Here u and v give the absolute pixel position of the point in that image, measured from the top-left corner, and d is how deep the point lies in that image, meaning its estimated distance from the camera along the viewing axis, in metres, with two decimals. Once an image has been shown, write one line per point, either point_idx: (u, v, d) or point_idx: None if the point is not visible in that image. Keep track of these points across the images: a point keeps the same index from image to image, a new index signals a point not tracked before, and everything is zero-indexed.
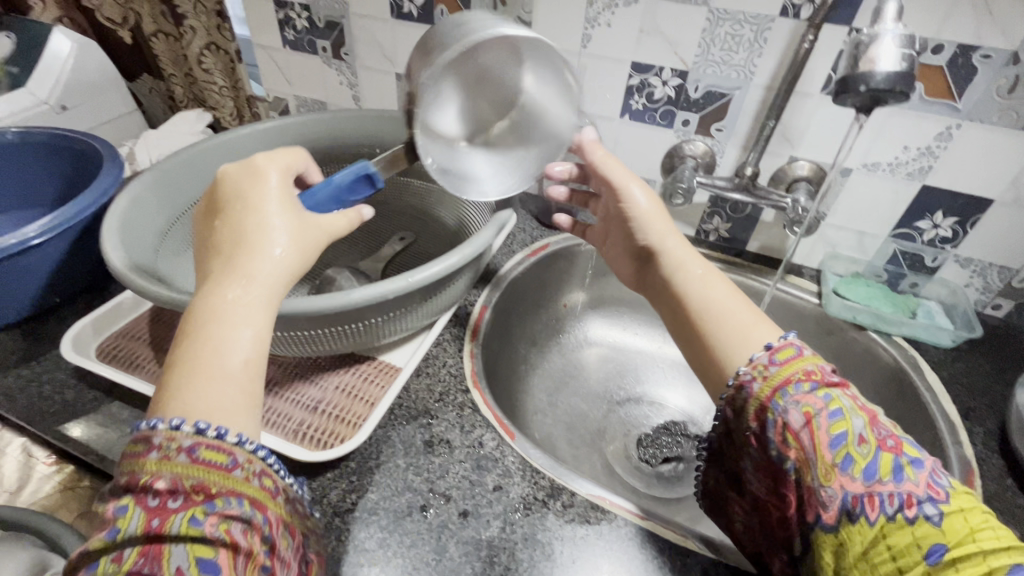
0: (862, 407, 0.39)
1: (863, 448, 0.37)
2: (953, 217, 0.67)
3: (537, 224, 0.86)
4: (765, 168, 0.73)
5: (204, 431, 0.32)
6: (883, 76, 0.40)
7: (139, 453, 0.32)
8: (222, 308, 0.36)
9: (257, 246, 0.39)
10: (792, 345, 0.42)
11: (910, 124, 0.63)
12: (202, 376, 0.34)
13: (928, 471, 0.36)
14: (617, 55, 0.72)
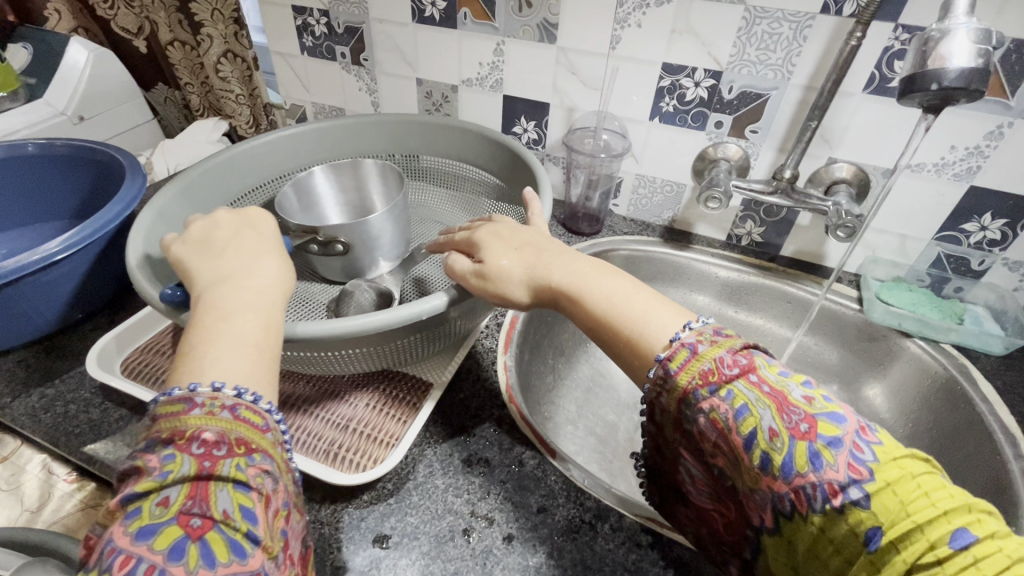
0: (767, 393, 0.35)
1: (773, 441, 0.34)
2: (1002, 219, 0.65)
3: (563, 230, 0.84)
4: (802, 170, 0.70)
5: (242, 395, 0.35)
6: (959, 72, 0.37)
7: (179, 412, 0.33)
8: (242, 297, 0.41)
9: (258, 262, 0.45)
10: (685, 347, 0.39)
11: (958, 123, 0.60)
12: (229, 346, 0.38)
13: (849, 447, 0.32)
14: (647, 56, 0.70)
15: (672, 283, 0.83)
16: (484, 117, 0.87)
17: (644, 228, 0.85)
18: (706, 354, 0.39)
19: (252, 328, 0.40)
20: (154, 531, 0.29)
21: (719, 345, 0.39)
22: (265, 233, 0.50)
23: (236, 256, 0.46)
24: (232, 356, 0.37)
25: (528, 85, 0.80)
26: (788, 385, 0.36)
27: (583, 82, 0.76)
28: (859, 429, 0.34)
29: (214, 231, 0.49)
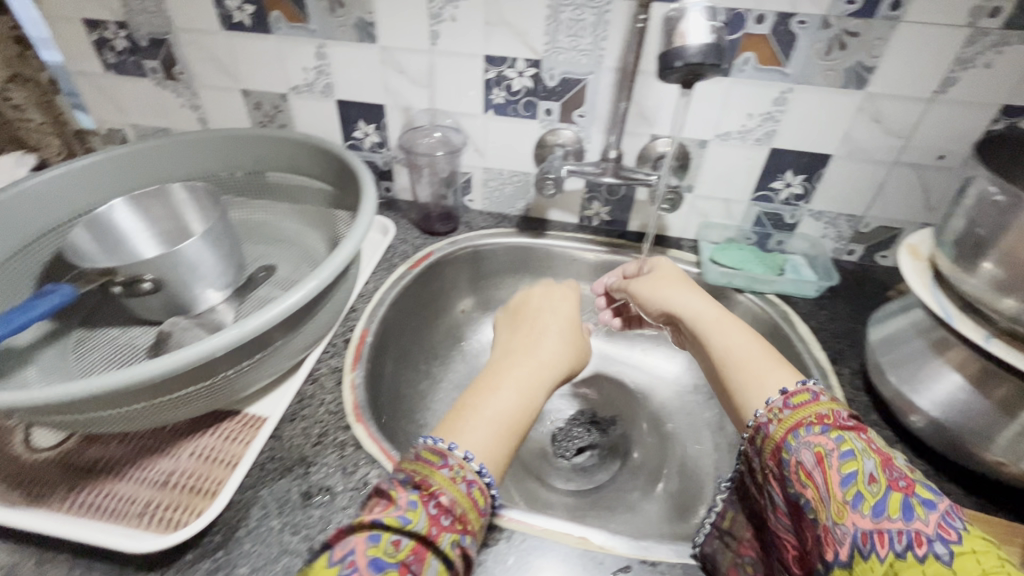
0: (877, 451, 0.38)
1: (871, 485, 0.36)
2: (801, 174, 0.72)
3: (419, 232, 0.82)
4: (630, 148, 0.74)
5: (483, 473, 0.39)
6: (699, 49, 0.39)
7: (434, 463, 0.38)
8: (520, 372, 0.46)
9: (537, 337, 0.51)
10: (808, 391, 0.43)
11: (750, 92, 0.66)
12: (474, 418, 0.42)
13: (942, 512, 0.34)
14: (468, 49, 0.70)
15: (535, 271, 0.84)
16: (321, 125, 0.83)
17: (501, 220, 0.85)
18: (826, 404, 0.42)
19: (506, 400, 0.44)
20: (380, 570, 0.33)
21: (838, 403, 0.42)
22: (555, 310, 0.55)
23: (580, 334, 0.53)
24: (481, 430, 0.41)
25: (358, 88, 0.77)
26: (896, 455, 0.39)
27: (412, 80, 0.74)
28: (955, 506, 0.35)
29: (527, 302, 0.58)
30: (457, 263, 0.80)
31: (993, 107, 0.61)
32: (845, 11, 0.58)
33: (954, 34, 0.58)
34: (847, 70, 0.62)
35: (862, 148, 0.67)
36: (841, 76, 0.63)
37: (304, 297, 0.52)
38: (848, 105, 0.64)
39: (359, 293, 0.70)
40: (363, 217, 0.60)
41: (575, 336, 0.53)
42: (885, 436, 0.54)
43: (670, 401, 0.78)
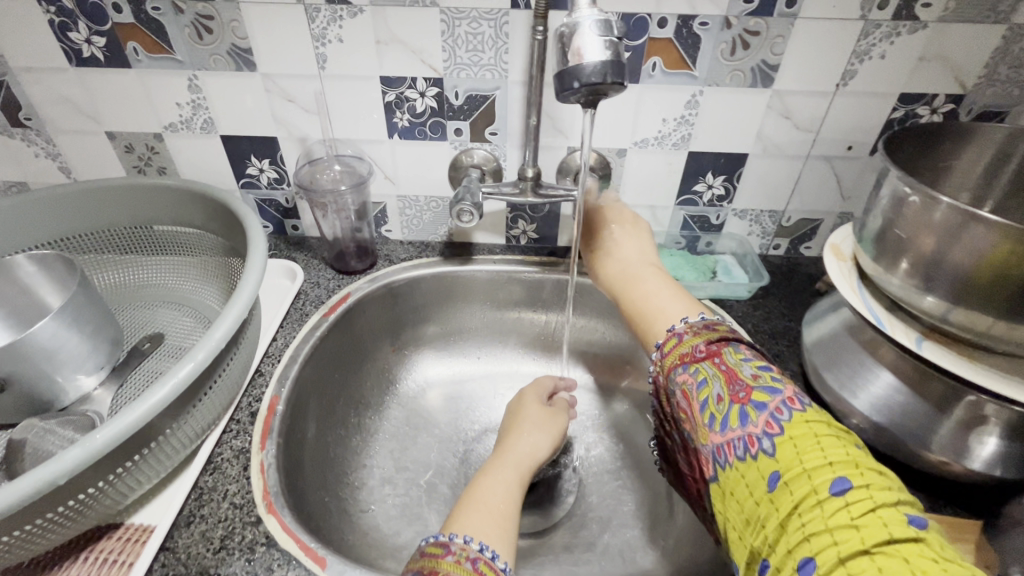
0: (724, 370, 0.44)
1: (718, 405, 0.42)
2: (722, 175, 0.70)
3: (333, 272, 0.74)
4: (548, 163, 0.70)
5: (483, 550, 0.41)
6: (596, 67, 0.36)
7: (438, 555, 0.40)
8: (504, 467, 0.52)
9: (520, 436, 0.57)
10: (676, 335, 0.49)
11: (661, 97, 0.64)
12: (472, 506, 0.47)
13: (771, 410, 0.40)
14: (361, 71, 0.64)
15: (466, 299, 0.78)
16: (208, 164, 0.74)
17: (423, 248, 0.79)
18: (690, 341, 0.48)
19: (498, 489, 0.49)
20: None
21: (702, 334, 0.47)
22: (528, 407, 0.63)
23: (553, 426, 0.60)
24: (476, 514, 0.45)
25: (244, 121, 0.69)
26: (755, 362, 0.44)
27: (304, 108, 0.67)
28: (789, 399, 0.40)
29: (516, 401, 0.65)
30: (379, 302, 0.73)
31: (892, 97, 0.63)
32: (743, 10, 0.57)
33: (848, 27, 0.58)
34: (753, 69, 0.61)
35: (776, 144, 0.67)
36: (748, 75, 0.62)
37: (176, 387, 0.43)
38: (758, 103, 0.64)
39: (266, 352, 0.62)
40: (241, 293, 0.50)
41: (547, 429, 0.59)
42: None
43: (620, 419, 0.75)
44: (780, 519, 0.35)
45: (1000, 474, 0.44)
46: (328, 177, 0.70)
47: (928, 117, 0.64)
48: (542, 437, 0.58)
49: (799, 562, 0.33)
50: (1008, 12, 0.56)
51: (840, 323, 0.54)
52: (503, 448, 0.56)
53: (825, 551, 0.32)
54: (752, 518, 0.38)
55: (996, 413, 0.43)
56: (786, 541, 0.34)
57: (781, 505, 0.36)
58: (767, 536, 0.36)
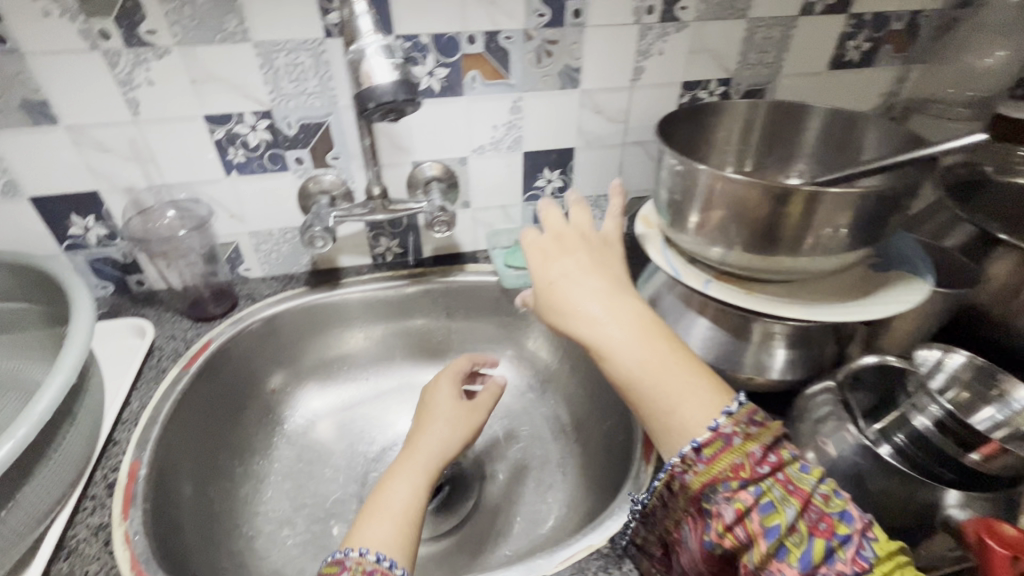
0: (793, 491, 0.36)
1: (795, 537, 0.35)
2: (557, 169, 0.78)
3: (191, 321, 0.71)
4: (396, 179, 0.73)
5: (381, 559, 0.42)
6: (389, 87, 0.40)
7: (336, 573, 0.41)
8: (410, 466, 0.53)
9: (427, 431, 0.58)
10: (720, 436, 0.38)
11: (487, 106, 0.70)
12: (374, 512, 0.48)
13: (855, 544, 0.34)
14: (181, 112, 0.62)
15: (342, 324, 0.78)
16: (18, 231, 0.66)
17: (288, 281, 0.78)
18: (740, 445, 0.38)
19: (404, 494, 0.49)
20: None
21: (752, 437, 0.38)
22: (440, 407, 0.60)
23: (471, 415, 0.61)
24: (377, 524, 0.46)
25: (54, 178, 0.63)
26: (809, 478, 0.37)
27: (123, 157, 0.64)
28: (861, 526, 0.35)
29: (429, 398, 0.63)
30: (247, 343, 0.71)
31: (677, 85, 0.74)
32: (540, 23, 0.65)
33: (628, 30, 0.68)
34: (560, 73, 0.69)
35: (596, 136, 0.76)
36: (557, 79, 0.69)
37: None
38: (572, 102, 0.72)
39: (119, 419, 0.57)
40: (69, 357, 0.46)
41: (462, 419, 0.60)
42: None
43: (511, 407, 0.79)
44: None
45: (791, 377, 0.54)
46: (165, 224, 0.67)
47: (709, 99, 0.76)
48: (450, 429, 0.59)
49: None
50: (745, 9, 0.69)
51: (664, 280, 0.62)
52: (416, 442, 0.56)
53: None
54: None
55: (780, 330, 0.53)
56: None
57: None
58: None
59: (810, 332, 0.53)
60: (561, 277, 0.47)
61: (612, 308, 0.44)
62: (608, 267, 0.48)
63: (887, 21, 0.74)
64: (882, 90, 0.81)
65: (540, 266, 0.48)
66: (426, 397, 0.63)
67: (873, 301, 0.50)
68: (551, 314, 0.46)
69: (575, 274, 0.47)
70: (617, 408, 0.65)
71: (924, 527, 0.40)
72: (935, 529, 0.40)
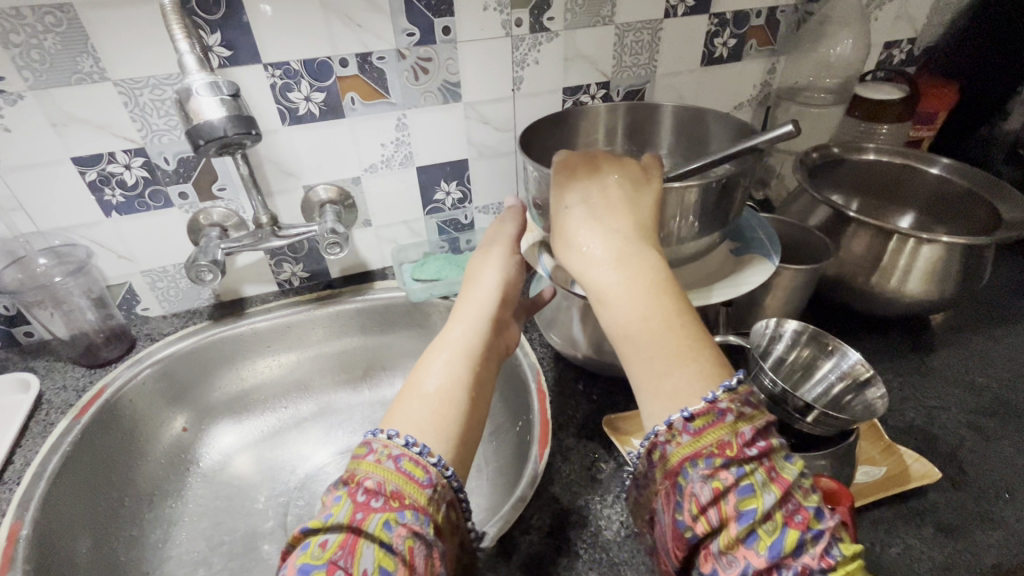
0: (776, 480, 0.35)
1: (768, 524, 0.33)
2: (454, 181, 0.80)
3: (85, 369, 0.68)
4: (289, 205, 0.73)
5: (409, 444, 0.40)
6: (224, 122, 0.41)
7: (362, 455, 0.40)
8: (449, 339, 0.50)
9: (476, 298, 0.53)
10: (714, 411, 0.36)
11: (372, 126, 0.70)
12: (407, 394, 0.45)
13: (825, 540, 0.33)
14: (45, 157, 0.60)
15: (253, 354, 0.77)
16: None
17: (190, 317, 0.76)
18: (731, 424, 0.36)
19: (439, 374, 0.46)
20: (310, 571, 0.33)
21: (746, 419, 0.36)
22: (487, 284, 0.54)
23: (505, 265, 0.56)
24: (412, 406, 0.44)
25: None
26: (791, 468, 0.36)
27: None
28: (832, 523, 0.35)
29: (474, 269, 0.57)
30: (147, 384, 0.69)
31: (558, 91, 0.76)
32: (411, 42, 0.66)
33: (500, 44, 0.70)
34: (440, 89, 0.71)
35: (487, 146, 0.78)
36: (438, 95, 0.71)
37: None
38: (457, 116, 0.74)
39: (1, 480, 0.55)
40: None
41: (506, 276, 0.56)
42: (569, 378, 0.63)
43: None
44: None
45: None
46: (43, 272, 0.65)
47: (592, 102, 0.79)
48: (495, 289, 0.54)
49: None
50: (610, 16, 0.73)
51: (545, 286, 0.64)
52: (462, 317, 0.52)
53: None
54: None
55: None
56: None
57: None
58: None
59: None
60: (582, 208, 0.46)
61: (618, 255, 0.42)
62: (636, 206, 0.45)
63: (747, 18, 0.79)
64: (755, 81, 0.86)
65: (559, 195, 0.47)
66: (472, 270, 0.57)
67: (733, 279, 0.54)
68: (563, 247, 0.46)
69: (591, 210, 0.45)
70: (523, 409, 0.67)
71: None
72: None
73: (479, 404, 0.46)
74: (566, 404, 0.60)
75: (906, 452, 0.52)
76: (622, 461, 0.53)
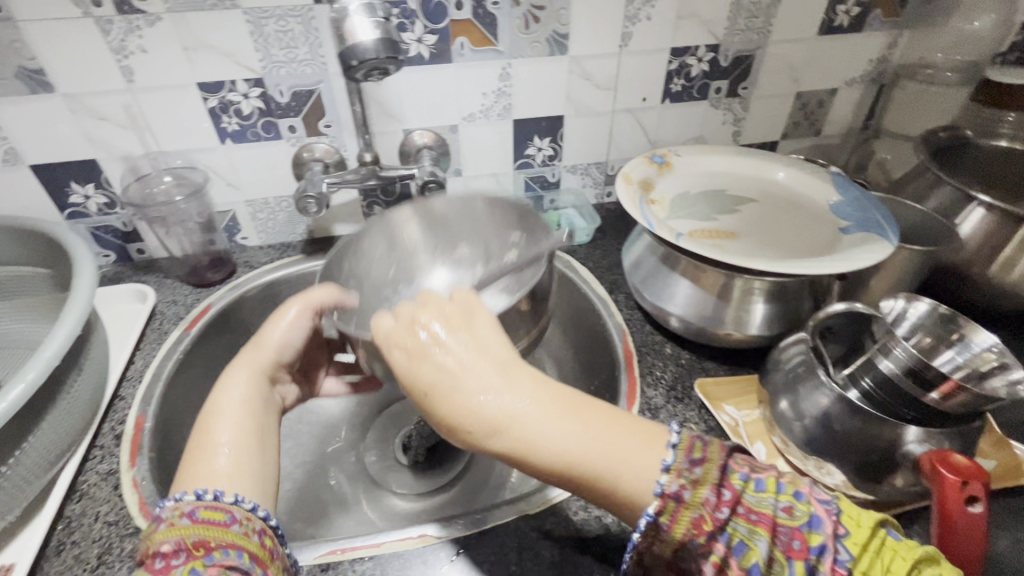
0: (760, 521, 0.33)
1: (774, 568, 0.32)
2: (547, 137, 0.79)
3: (191, 288, 0.73)
4: (388, 147, 0.75)
5: (201, 496, 0.36)
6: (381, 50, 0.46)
7: (150, 532, 0.34)
8: (244, 397, 0.44)
9: (237, 373, 0.45)
10: (663, 502, 0.33)
11: (477, 73, 0.70)
12: (201, 450, 0.39)
13: (834, 553, 0.32)
14: (174, 80, 0.63)
15: None
16: (18, 199, 0.68)
17: (284, 249, 0.80)
18: (691, 498, 0.33)
19: (236, 426, 0.41)
20: None
21: (698, 483, 0.34)
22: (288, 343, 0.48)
23: (295, 326, 0.49)
24: (220, 457, 0.39)
25: (51, 147, 0.65)
26: (763, 495, 0.34)
27: (120, 125, 0.65)
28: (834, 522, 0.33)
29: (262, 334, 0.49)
30: (247, 307, 0.73)
31: (665, 51, 0.74)
32: None
33: None
34: (548, 40, 0.69)
35: (585, 104, 0.76)
36: (545, 46, 0.70)
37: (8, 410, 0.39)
38: (560, 69, 0.72)
39: (124, 376, 0.60)
40: (72, 308, 0.47)
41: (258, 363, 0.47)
42: (657, 341, 0.63)
43: None
44: None
45: (766, 331, 0.56)
46: (162, 191, 0.69)
47: (698, 65, 0.77)
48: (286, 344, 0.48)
49: None
50: None
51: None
52: (231, 383, 0.44)
53: None
54: None
55: (759, 285, 0.55)
56: None
57: None
58: None
59: (787, 287, 0.54)
60: (458, 369, 0.35)
61: (507, 418, 0.34)
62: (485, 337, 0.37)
63: None
64: (872, 56, 0.81)
65: (405, 361, 0.36)
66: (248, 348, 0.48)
67: (841, 255, 0.50)
68: (452, 434, 0.35)
69: (464, 360, 0.36)
70: (601, 369, 0.67)
71: (888, 461, 0.43)
72: (897, 462, 0.43)
73: (270, 453, 0.42)
74: (653, 364, 0.60)
75: (1021, 448, 0.49)
76: (713, 424, 0.53)
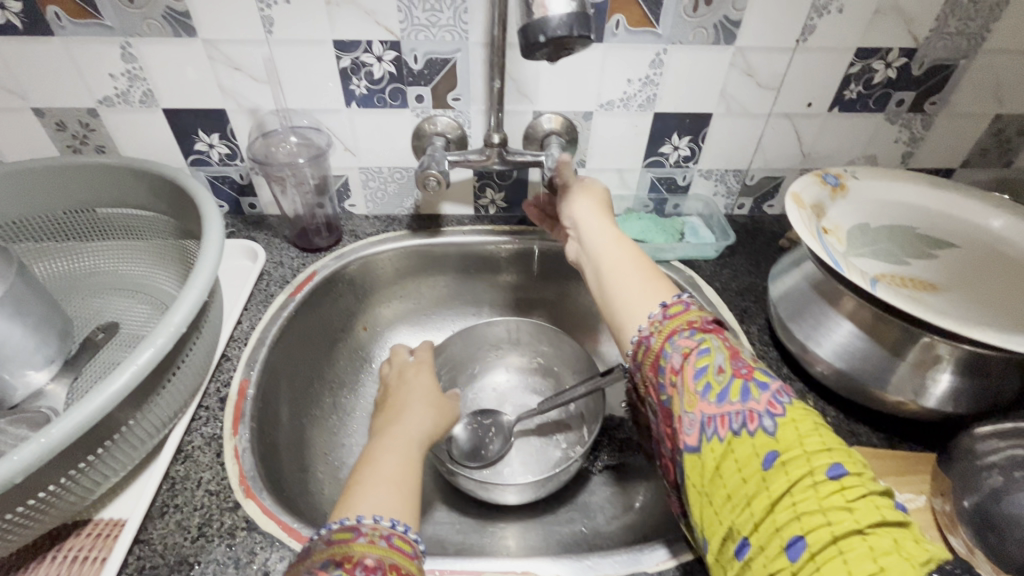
0: (730, 347, 0.41)
1: (718, 376, 0.39)
2: (687, 136, 0.70)
3: (297, 251, 0.71)
4: (514, 128, 0.69)
5: (398, 525, 0.36)
6: (573, 25, 0.43)
7: (348, 540, 0.34)
8: (400, 442, 0.45)
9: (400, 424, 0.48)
10: (682, 303, 0.45)
11: (627, 56, 0.63)
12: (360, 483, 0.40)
13: (773, 391, 0.37)
14: (312, 35, 0.60)
15: (441, 272, 0.77)
16: (149, 142, 0.68)
17: (390, 222, 0.77)
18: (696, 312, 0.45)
19: (397, 459, 0.43)
20: None
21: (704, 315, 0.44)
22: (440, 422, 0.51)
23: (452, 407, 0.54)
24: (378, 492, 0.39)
25: (186, 93, 0.64)
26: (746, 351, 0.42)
27: (253, 78, 0.63)
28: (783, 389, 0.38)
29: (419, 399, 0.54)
30: (348, 278, 0.71)
31: (849, 51, 0.63)
32: None
33: None
34: (716, 26, 0.61)
35: (739, 103, 0.67)
36: (711, 33, 0.61)
37: (133, 377, 0.38)
38: (722, 60, 0.63)
39: (231, 336, 0.59)
40: (199, 274, 0.46)
41: (445, 412, 0.53)
42: (796, 390, 0.55)
43: None
44: (771, 497, 0.33)
45: (949, 407, 0.47)
46: (284, 149, 0.67)
47: (883, 72, 0.65)
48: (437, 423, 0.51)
49: (788, 540, 0.31)
50: None
51: (500, 452, 0.66)
52: (402, 426, 0.48)
53: (818, 531, 0.31)
54: (736, 493, 0.35)
55: (950, 352, 0.45)
56: (775, 518, 0.32)
57: (774, 484, 0.33)
58: (753, 512, 0.33)
59: (990, 361, 0.45)
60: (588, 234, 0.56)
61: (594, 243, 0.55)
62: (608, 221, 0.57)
63: None
64: None
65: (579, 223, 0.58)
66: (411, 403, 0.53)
67: None
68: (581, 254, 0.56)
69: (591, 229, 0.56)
70: None
71: None
72: None
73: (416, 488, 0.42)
74: None
75: None
76: None
